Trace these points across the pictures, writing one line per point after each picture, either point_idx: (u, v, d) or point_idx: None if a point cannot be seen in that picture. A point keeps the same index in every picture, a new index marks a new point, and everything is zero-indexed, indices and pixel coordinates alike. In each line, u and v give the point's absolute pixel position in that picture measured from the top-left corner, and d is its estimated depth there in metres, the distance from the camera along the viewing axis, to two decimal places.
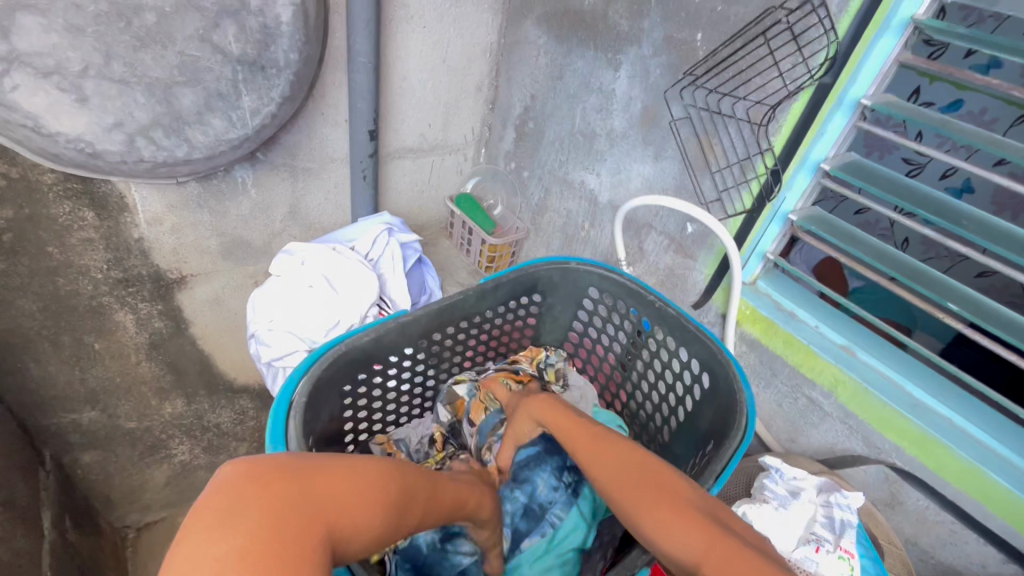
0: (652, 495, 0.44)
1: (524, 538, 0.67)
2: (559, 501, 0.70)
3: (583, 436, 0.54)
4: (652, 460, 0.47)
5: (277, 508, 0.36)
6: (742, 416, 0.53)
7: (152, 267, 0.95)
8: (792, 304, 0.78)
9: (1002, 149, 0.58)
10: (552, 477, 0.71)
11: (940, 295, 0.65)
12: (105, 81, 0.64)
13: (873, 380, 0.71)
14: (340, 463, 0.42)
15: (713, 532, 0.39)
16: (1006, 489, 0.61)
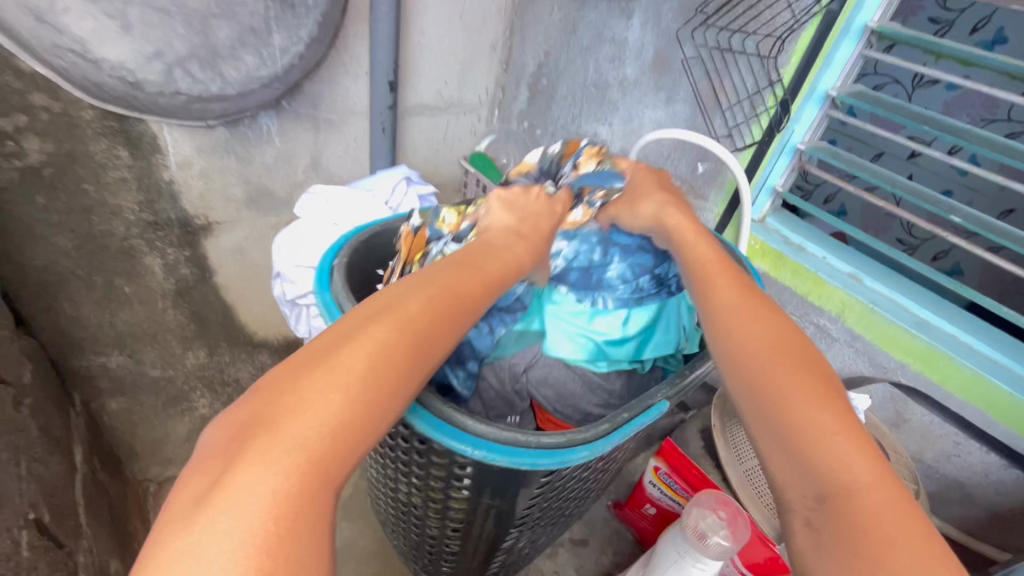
0: (765, 414, 0.39)
1: (565, 284, 0.64)
2: (618, 291, 0.64)
3: (721, 292, 0.50)
4: (776, 366, 0.41)
5: (277, 463, 0.27)
6: None
7: (180, 212, 0.99)
8: (800, 237, 0.81)
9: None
10: (636, 270, 0.65)
11: (942, 209, 0.70)
12: (148, 10, 0.68)
13: (880, 302, 0.73)
14: (346, 356, 0.32)
15: (832, 475, 0.34)
16: (1008, 392, 0.63)
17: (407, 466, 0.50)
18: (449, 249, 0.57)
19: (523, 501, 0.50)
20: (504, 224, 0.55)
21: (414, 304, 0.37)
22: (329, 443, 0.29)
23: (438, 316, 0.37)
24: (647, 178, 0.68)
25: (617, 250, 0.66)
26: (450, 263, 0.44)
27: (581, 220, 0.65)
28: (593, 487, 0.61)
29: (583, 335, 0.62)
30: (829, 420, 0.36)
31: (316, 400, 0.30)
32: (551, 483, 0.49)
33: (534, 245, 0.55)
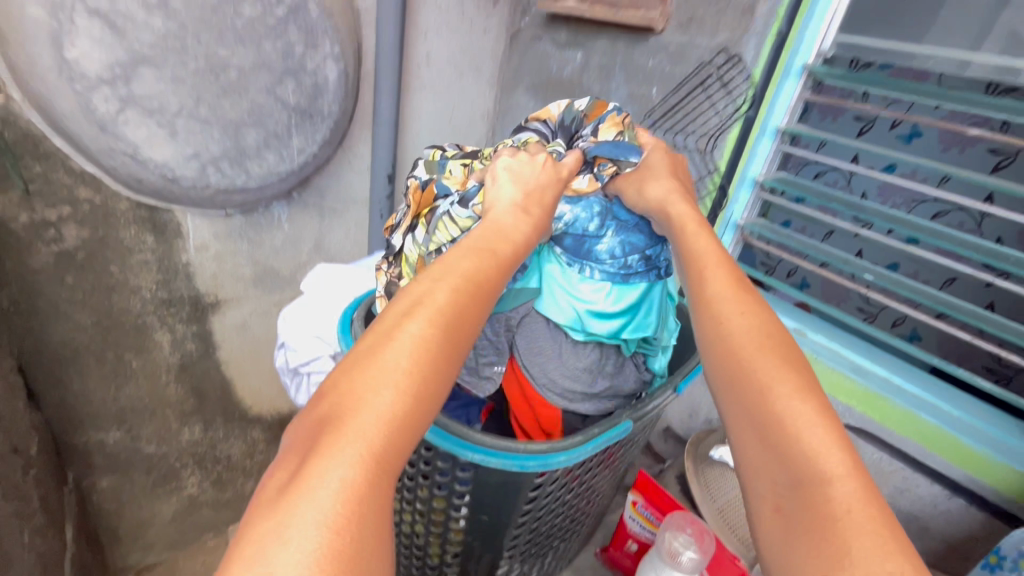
0: (747, 412, 0.39)
1: (561, 245, 0.69)
2: (606, 265, 0.68)
3: (718, 278, 0.49)
4: (758, 362, 0.41)
5: (349, 454, 0.30)
6: None
7: (193, 290, 1.08)
8: None
9: (952, 170, 0.76)
10: (627, 250, 0.69)
11: (857, 270, 0.86)
12: (193, 121, 0.82)
13: (821, 352, 0.84)
14: (394, 354, 0.35)
15: (801, 467, 0.34)
16: (936, 425, 0.72)
17: (410, 499, 0.56)
18: (455, 210, 0.66)
19: (512, 531, 0.55)
20: (510, 198, 0.55)
21: (445, 298, 0.39)
22: (390, 433, 0.32)
23: (467, 309, 0.40)
24: (654, 168, 0.67)
25: (615, 225, 0.69)
26: (462, 245, 0.46)
27: (587, 189, 0.67)
28: (579, 518, 0.67)
29: (570, 300, 0.68)
30: (806, 416, 0.37)
31: (372, 398, 0.32)
32: (536, 511, 0.55)
33: (535, 220, 0.54)
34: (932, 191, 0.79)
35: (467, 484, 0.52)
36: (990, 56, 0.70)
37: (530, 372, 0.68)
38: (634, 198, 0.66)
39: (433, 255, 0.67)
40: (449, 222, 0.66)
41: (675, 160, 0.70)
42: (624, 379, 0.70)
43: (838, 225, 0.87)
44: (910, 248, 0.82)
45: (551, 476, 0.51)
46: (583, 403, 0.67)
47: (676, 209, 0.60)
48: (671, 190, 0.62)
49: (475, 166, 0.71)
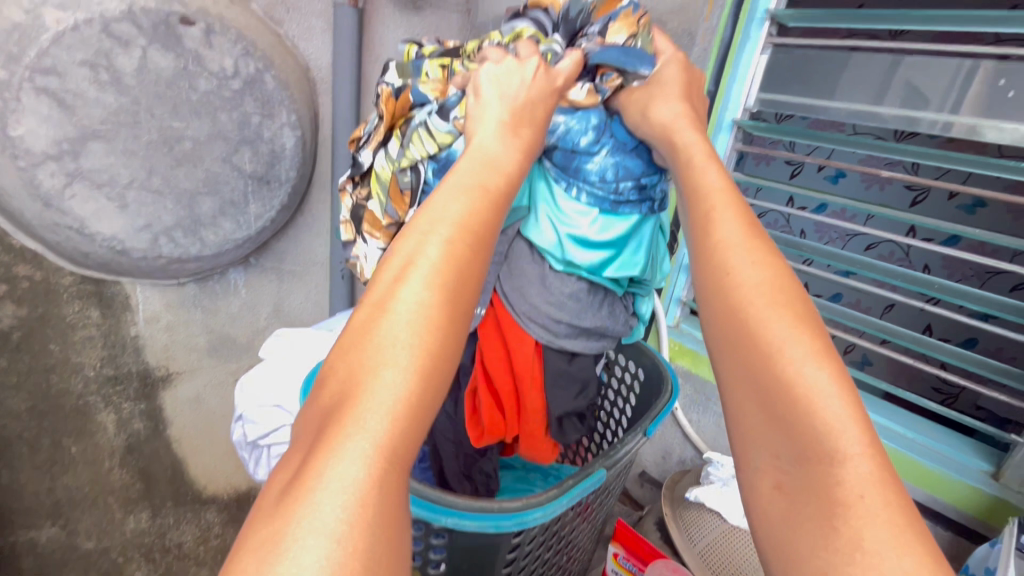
0: (749, 379, 0.37)
1: (551, 159, 0.62)
2: (595, 188, 0.60)
3: (724, 223, 0.45)
4: (769, 321, 0.38)
5: (360, 444, 0.29)
6: (670, 386, 0.71)
7: (142, 364, 1.03)
8: None
9: (878, 207, 0.82)
10: (621, 174, 0.60)
11: None
12: (144, 193, 0.83)
13: None
14: (392, 328, 0.35)
15: (809, 446, 0.32)
16: (893, 447, 0.76)
17: None
18: (431, 122, 0.62)
19: None
20: (495, 117, 0.51)
21: (438, 259, 0.38)
22: (404, 419, 0.31)
23: (464, 269, 0.39)
24: (667, 86, 0.58)
25: (612, 143, 0.60)
26: (447, 184, 0.44)
27: (586, 101, 0.59)
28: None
29: (551, 223, 0.62)
30: (820, 384, 0.34)
31: (372, 380, 0.32)
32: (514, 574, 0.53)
33: (522, 144, 0.50)
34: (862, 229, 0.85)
35: (442, 552, 0.50)
36: (885, 107, 0.79)
37: (510, 301, 0.64)
38: (637, 119, 0.58)
39: (405, 174, 0.65)
40: (425, 137, 0.62)
41: (691, 82, 0.60)
42: (613, 321, 0.66)
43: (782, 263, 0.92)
44: (849, 280, 0.88)
45: (529, 534, 0.49)
46: (565, 337, 0.65)
47: (689, 147, 0.52)
48: (680, 117, 0.54)
49: (454, 66, 0.66)
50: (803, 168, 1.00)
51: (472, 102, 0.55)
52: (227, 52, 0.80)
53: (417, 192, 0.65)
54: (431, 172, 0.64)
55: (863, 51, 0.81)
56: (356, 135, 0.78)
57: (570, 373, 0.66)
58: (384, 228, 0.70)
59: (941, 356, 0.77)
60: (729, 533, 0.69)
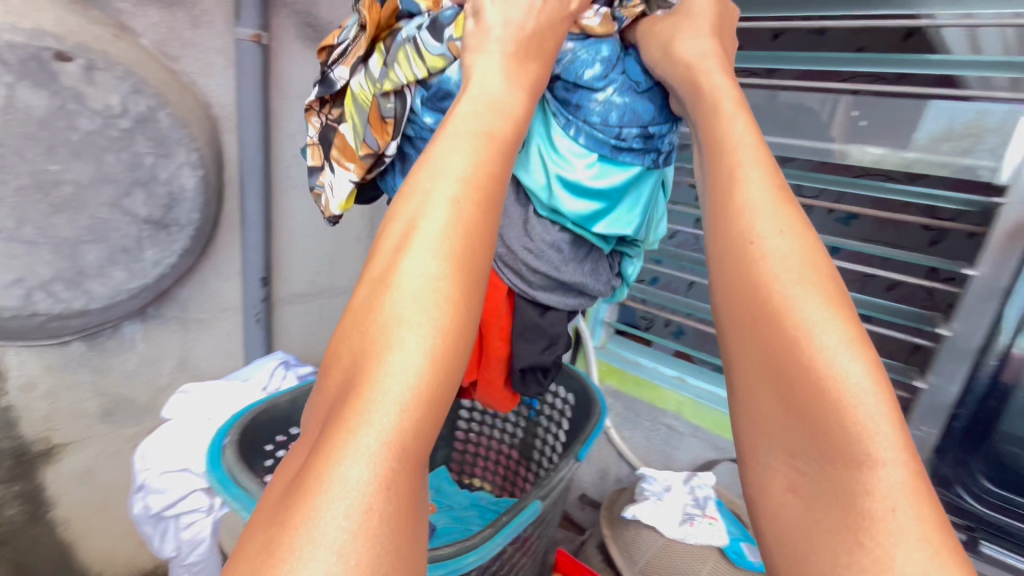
0: (763, 366, 0.37)
1: (554, 89, 0.58)
2: (600, 127, 0.58)
3: (744, 191, 0.42)
4: (800, 303, 0.36)
5: (373, 438, 0.30)
6: (598, 406, 0.74)
7: (14, 440, 0.90)
8: (634, 355, 1.01)
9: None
10: (627, 118, 0.57)
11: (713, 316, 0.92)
12: (13, 243, 0.74)
13: (700, 395, 0.93)
14: (396, 302, 0.35)
15: (832, 446, 0.33)
16: None
17: None
18: (423, 42, 0.56)
19: None
20: (498, 49, 0.49)
21: (445, 227, 0.38)
22: (418, 414, 0.32)
23: (471, 241, 0.39)
24: (696, 18, 0.56)
25: (621, 81, 0.57)
26: (445, 129, 0.43)
27: (599, 30, 0.57)
28: None
29: (542, 166, 0.58)
30: (859, 383, 0.34)
31: (378, 370, 0.33)
32: None
33: (525, 83, 0.49)
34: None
35: None
36: (771, 137, 0.92)
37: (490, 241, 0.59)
38: (659, 56, 0.55)
39: (387, 100, 0.61)
40: (414, 58, 0.57)
41: (722, 17, 0.58)
42: (594, 277, 0.65)
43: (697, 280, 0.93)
44: None
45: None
46: (541, 289, 0.62)
47: (719, 100, 0.48)
48: (710, 56, 0.52)
49: None
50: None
51: (473, 27, 0.52)
52: (113, 89, 0.75)
53: (401, 122, 0.60)
54: (417, 100, 0.59)
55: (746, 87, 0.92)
56: (328, 44, 0.69)
57: (540, 326, 0.64)
58: (358, 159, 0.64)
59: None
60: (666, 548, 0.70)
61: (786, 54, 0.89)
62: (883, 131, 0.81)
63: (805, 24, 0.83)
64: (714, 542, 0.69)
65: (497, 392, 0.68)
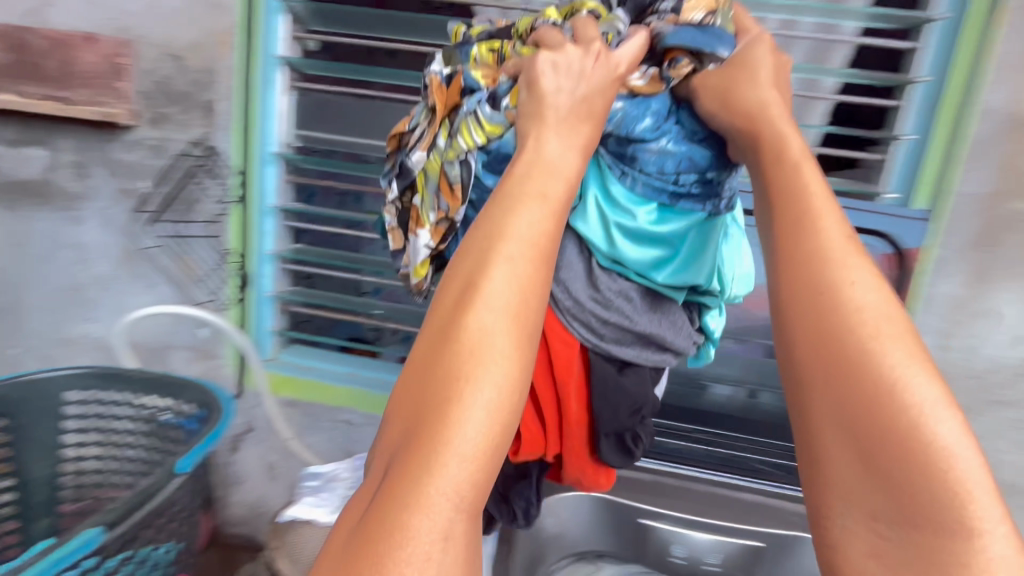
0: (843, 416, 0.34)
1: (607, 147, 0.48)
2: (653, 184, 0.47)
3: (810, 222, 0.38)
4: (890, 354, 0.33)
5: (442, 497, 0.30)
6: (215, 408, 0.71)
7: None
8: (306, 361, 0.99)
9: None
10: (682, 166, 0.47)
11: (366, 306, 0.96)
12: None
13: (371, 384, 0.97)
14: (471, 374, 0.33)
15: (930, 513, 0.31)
16: None
17: None
18: (482, 110, 0.48)
19: None
20: (557, 109, 0.43)
21: (509, 298, 0.36)
22: (481, 478, 0.32)
23: (527, 304, 0.36)
24: (755, 70, 0.44)
25: (676, 131, 0.47)
26: (495, 195, 0.40)
27: (647, 90, 0.47)
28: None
29: (600, 218, 0.48)
30: (959, 444, 0.32)
31: (455, 448, 0.32)
32: None
33: (581, 141, 0.43)
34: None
35: None
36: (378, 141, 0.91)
37: (556, 293, 0.48)
38: (714, 99, 0.44)
39: (452, 167, 0.50)
40: (474, 126, 0.48)
41: (781, 68, 0.45)
42: (676, 331, 0.51)
43: (349, 277, 0.96)
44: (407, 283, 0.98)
45: None
46: (616, 344, 0.49)
47: (784, 137, 0.41)
48: (773, 107, 0.42)
49: (508, 45, 0.51)
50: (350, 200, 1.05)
51: (526, 97, 0.45)
52: None
53: (468, 187, 0.49)
54: (482, 168, 0.49)
55: (354, 96, 0.92)
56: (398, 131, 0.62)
57: (622, 384, 0.49)
58: (430, 225, 0.53)
59: None
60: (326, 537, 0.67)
61: (372, 67, 0.89)
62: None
63: (382, 45, 0.85)
64: None
65: (586, 463, 0.53)
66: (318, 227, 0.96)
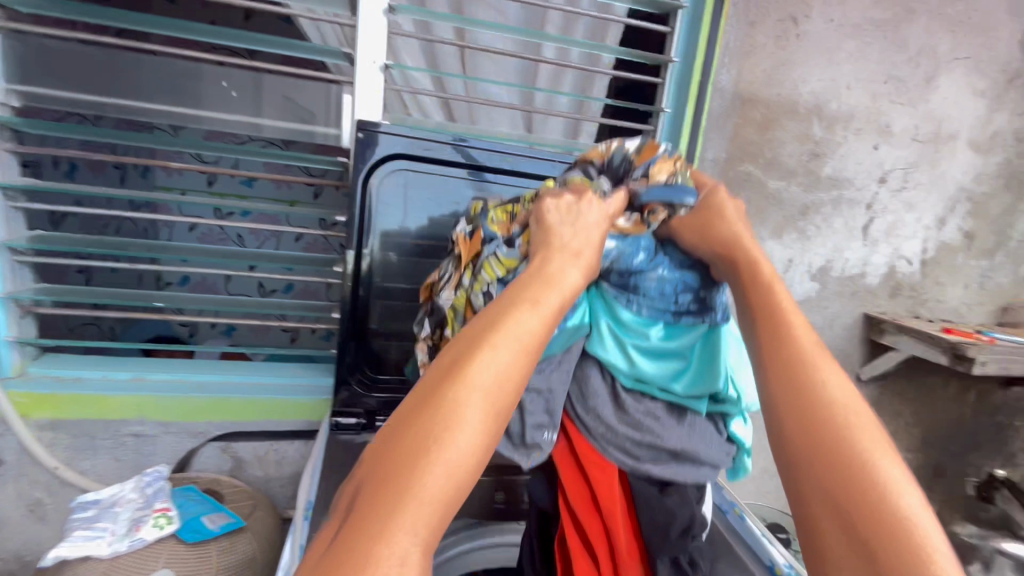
0: (816, 473, 0.33)
1: (607, 280, 0.48)
2: (656, 307, 0.46)
3: (779, 317, 0.40)
4: (858, 430, 0.34)
5: (400, 552, 0.26)
6: None
7: None
8: (69, 371, 0.82)
9: (293, 204, 0.88)
10: (680, 287, 0.47)
11: (144, 300, 0.81)
12: None
13: (163, 387, 0.83)
14: (443, 437, 0.30)
15: (897, 566, 0.29)
16: (268, 398, 0.86)
17: None
18: (501, 249, 0.50)
19: None
20: (554, 237, 0.43)
21: (494, 381, 0.33)
22: (430, 542, 0.28)
23: (506, 393, 0.34)
24: (727, 211, 0.47)
25: (666, 260, 0.48)
26: (499, 299, 0.39)
27: (631, 228, 0.48)
28: None
29: (609, 343, 0.47)
30: (925, 519, 0.31)
31: (414, 508, 0.28)
32: None
33: (586, 254, 0.43)
34: (284, 227, 0.88)
35: None
36: (144, 102, 0.78)
37: (585, 419, 0.47)
38: (694, 230, 0.47)
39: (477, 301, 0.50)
40: (495, 261, 0.49)
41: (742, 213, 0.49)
42: (713, 445, 0.46)
43: (118, 264, 0.81)
44: (195, 267, 0.86)
45: None
46: (654, 464, 0.45)
47: (760, 255, 0.44)
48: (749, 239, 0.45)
49: (519, 209, 0.56)
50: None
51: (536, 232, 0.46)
52: None
53: None
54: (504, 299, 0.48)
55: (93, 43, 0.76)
56: (429, 281, 0.64)
57: (672, 507, 0.45)
58: None
59: (274, 309, 0.89)
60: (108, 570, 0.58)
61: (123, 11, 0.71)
62: (285, 114, 0.86)
63: None
64: (162, 534, 0.61)
65: None
66: (62, 208, 0.78)
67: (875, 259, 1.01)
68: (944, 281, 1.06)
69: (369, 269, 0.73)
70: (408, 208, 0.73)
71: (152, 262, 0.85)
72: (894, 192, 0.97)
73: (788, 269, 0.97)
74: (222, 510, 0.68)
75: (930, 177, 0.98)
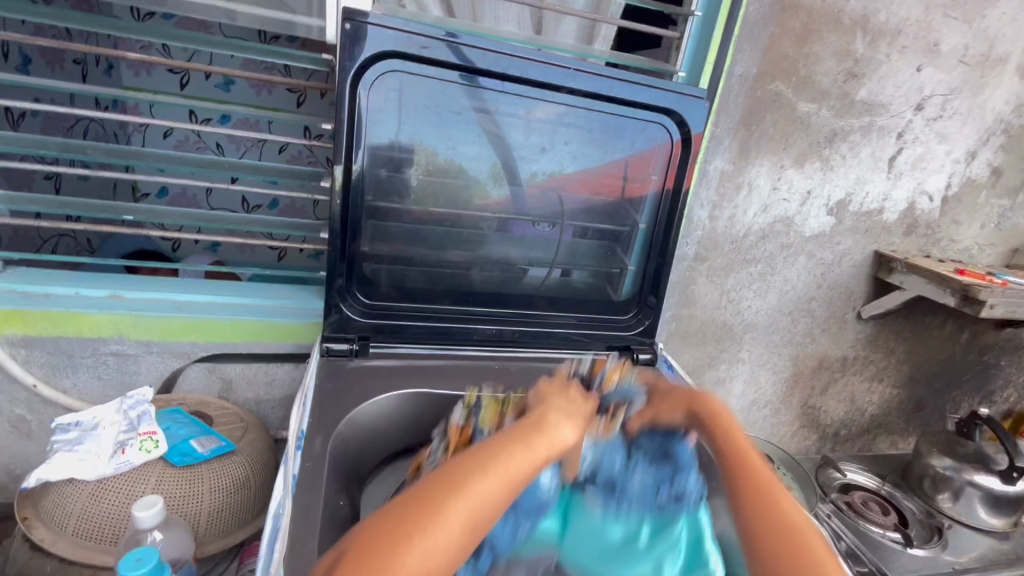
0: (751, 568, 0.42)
1: (589, 487, 0.53)
2: (634, 501, 0.51)
3: (736, 458, 0.51)
4: (788, 545, 0.43)
5: None
6: None
7: None
8: (36, 286, 0.76)
9: (275, 109, 0.78)
10: (657, 487, 0.52)
11: (113, 212, 0.73)
12: None
13: (139, 306, 0.78)
14: (431, 527, 0.38)
15: None
16: (256, 321, 0.82)
17: None
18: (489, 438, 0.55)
19: None
20: (543, 406, 0.54)
21: (484, 494, 0.41)
22: None
23: (489, 508, 0.41)
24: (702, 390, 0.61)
25: (645, 465, 0.54)
26: (502, 434, 0.48)
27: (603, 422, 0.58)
28: None
29: (599, 556, 0.49)
30: None
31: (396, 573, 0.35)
32: None
33: (570, 411, 0.53)
34: (267, 135, 0.78)
35: None
36: None
37: None
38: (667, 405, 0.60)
39: None
40: None
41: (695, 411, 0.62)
42: None
43: (86, 172, 0.73)
44: (167, 177, 0.78)
45: None
46: None
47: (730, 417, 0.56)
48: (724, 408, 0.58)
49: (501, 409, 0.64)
50: (115, 66, 0.93)
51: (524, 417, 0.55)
52: None
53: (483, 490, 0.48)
54: None
55: None
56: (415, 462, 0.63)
57: None
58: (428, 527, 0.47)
59: (259, 228, 0.82)
60: (98, 492, 0.57)
61: None
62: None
63: None
64: (147, 459, 0.59)
65: None
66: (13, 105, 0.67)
67: (896, 194, 0.95)
68: (961, 220, 1.01)
69: (359, 182, 0.65)
70: (402, 115, 0.65)
71: (119, 171, 0.76)
72: (929, 120, 0.90)
73: (805, 203, 0.92)
74: (212, 434, 0.65)
75: (970, 107, 0.91)
